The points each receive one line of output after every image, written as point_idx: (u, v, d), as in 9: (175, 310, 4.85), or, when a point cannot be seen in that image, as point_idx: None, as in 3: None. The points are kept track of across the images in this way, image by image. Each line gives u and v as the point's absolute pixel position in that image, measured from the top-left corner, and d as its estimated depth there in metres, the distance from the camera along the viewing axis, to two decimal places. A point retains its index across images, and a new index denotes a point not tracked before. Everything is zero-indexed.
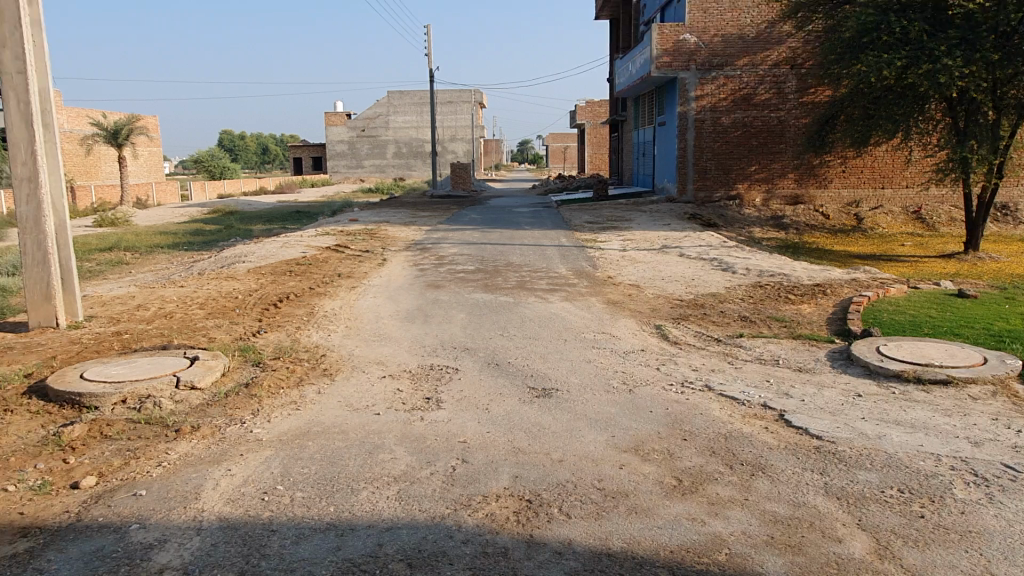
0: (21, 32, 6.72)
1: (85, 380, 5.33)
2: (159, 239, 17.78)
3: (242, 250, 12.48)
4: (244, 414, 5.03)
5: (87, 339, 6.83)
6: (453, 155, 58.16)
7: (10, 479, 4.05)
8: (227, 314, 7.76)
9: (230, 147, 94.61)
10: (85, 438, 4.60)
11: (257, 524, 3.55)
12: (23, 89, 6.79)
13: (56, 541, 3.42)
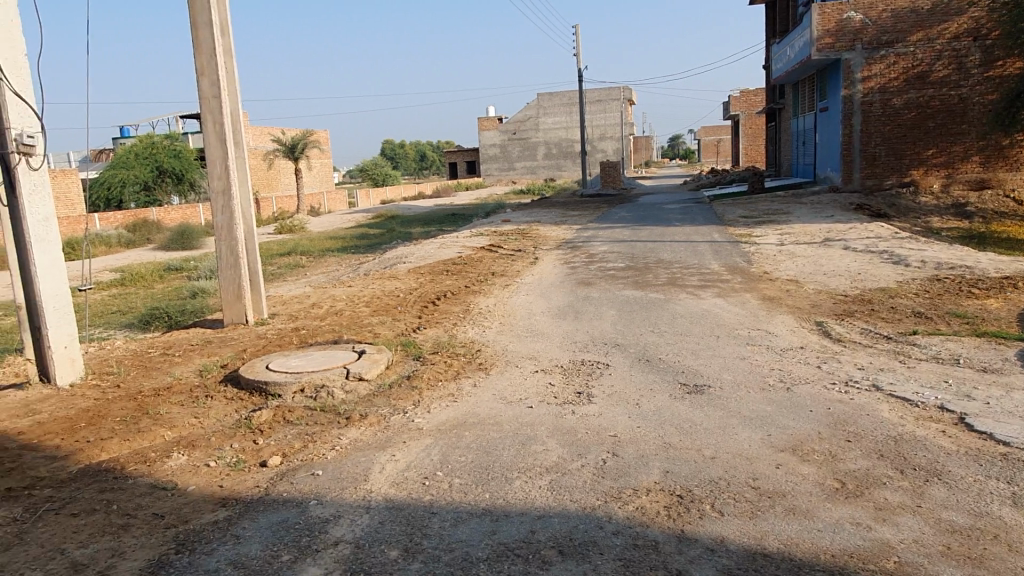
0: (216, 60, 7.54)
1: (270, 370, 5.92)
2: (331, 243, 19.24)
3: (404, 252, 13.24)
4: (406, 404, 5.37)
5: (271, 334, 7.56)
6: (603, 154, 58.07)
7: (211, 456, 4.61)
8: (390, 312, 8.29)
9: (392, 156, 100.18)
10: (271, 422, 5.13)
11: (420, 506, 3.80)
12: (218, 111, 7.62)
13: (248, 512, 3.84)
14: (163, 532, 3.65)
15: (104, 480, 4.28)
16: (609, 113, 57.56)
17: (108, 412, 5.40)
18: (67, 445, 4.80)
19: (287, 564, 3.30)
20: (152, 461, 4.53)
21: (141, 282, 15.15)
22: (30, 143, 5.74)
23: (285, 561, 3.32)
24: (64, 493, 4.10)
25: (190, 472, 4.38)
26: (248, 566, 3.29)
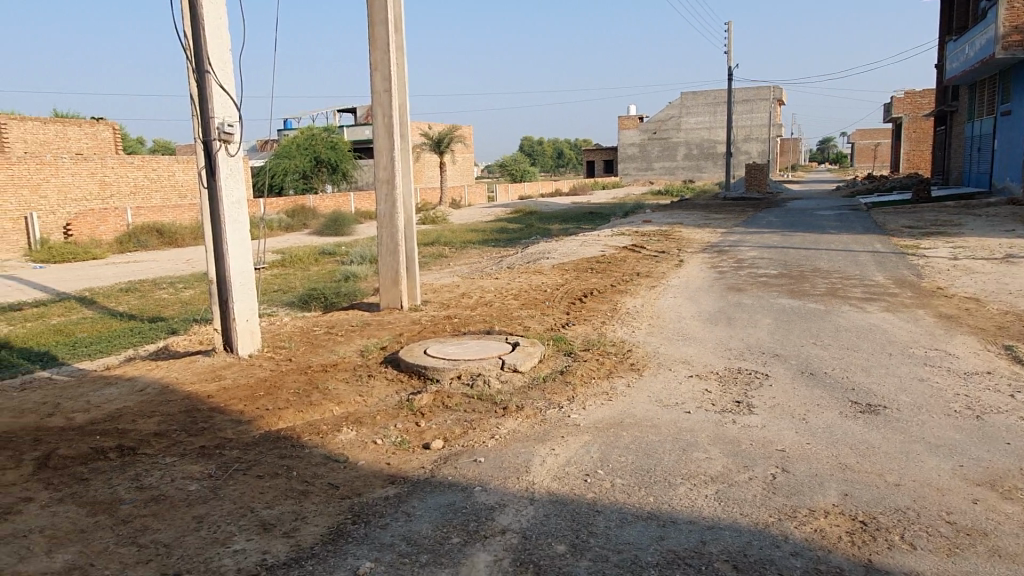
0: (388, 57, 7.91)
1: (429, 355, 6.12)
2: (473, 236, 19.76)
3: (546, 248, 13.33)
4: (561, 399, 5.38)
5: (426, 320, 7.84)
6: (747, 156, 55.94)
7: (378, 434, 4.85)
8: (538, 306, 8.34)
9: (528, 153, 101.37)
10: (431, 406, 5.31)
11: (584, 503, 3.78)
12: (388, 105, 8.01)
13: (417, 490, 3.99)
14: (339, 502, 3.88)
15: (284, 447, 4.68)
16: (756, 113, 55.30)
17: (282, 384, 5.89)
18: (250, 411, 5.31)
19: (457, 546, 3.36)
20: (325, 434, 4.87)
21: (301, 264, 16.21)
22: (229, 131, 6.28)
23: (455, 544, 3.39)
24: (250, 455, 4.54)
25: (359, 448, 4.64)
26: (420, 545, 3.39)
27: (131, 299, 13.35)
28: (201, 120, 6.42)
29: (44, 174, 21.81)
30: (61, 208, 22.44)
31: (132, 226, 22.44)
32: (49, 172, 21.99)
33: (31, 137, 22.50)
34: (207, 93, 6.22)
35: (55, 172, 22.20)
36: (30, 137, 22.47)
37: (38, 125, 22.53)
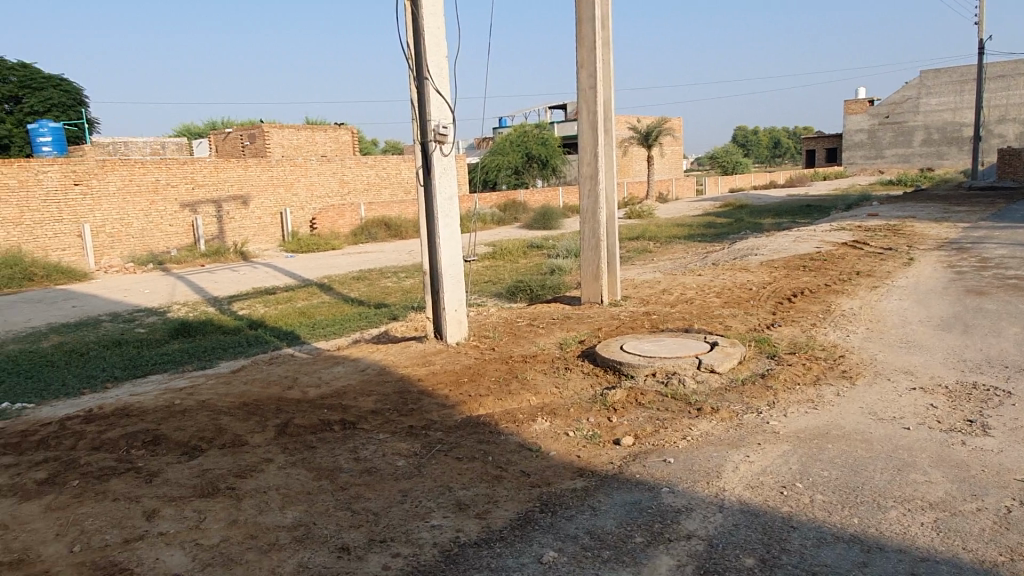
0: (595, 53, 8.06)
1: (624, 351, 6.12)
2: (678, 230, 19.33)
3: (755, 243, 12.70)
4: (761, 404, 5.13)
5: (624, 316, 7.86)
6: (1001, 139, 48.91)
7: (571, 427, 4.97)
8: (741, 305, 7.98)
9: (742, 142, 96.63)
10: (623, 402, 5.33)
11: (778, 516, 3.59)
12: (592, 101, 8.19)
13: (603, 486, 4.04)
14: (529, 490, 4.05)
15: (482, 432, 4.97)
16: (1015, 90, 48.12)
17: (484, 372, 6.24)
18: (454, 396, 5.71)
19: (640, 546, 3.36)
20: (520, 422, 5.09)
21: (509, 257, 16.91)
22: (444, 133, 6.74)
23: (638, 544, 3.39)
24: (451, 438, 4.89)
25: (551, 439, 4.79)
26: (602, 540, 3.43)
27: (361, 287, 14.74)
28: (420, 123, 6.95)
29: (296, 174, 24.46)
30: (309, 204, 24.92)
31: (364, 220, 24.80)
32: (300, 173, 24.60)
33: (287, 143, 25.50)
34: (425, 97, 6.74)
35: (305, 171, 24.75)
36: (286, 142, 25.44)
37: (291, 132, 25.48)
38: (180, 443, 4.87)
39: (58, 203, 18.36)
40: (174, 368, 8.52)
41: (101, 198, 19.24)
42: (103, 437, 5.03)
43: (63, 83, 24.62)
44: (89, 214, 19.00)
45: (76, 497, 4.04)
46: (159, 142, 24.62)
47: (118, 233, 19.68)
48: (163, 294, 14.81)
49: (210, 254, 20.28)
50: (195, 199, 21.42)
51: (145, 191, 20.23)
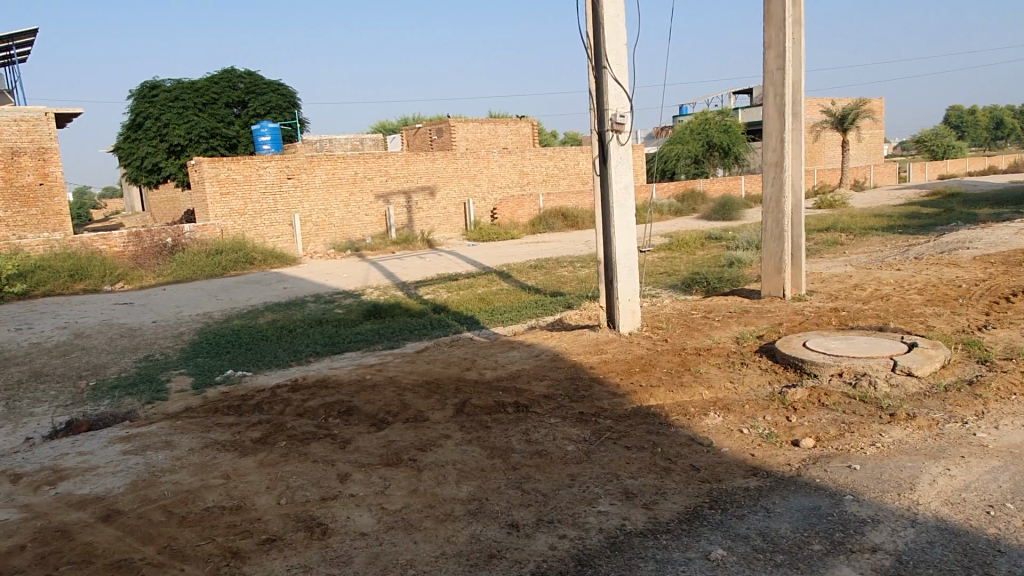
0: (784, 32, 7.74)
1: (808, 349, 5.79)
2: (875, 221, 17.81)
3: (969, 236, 11.40)
4: (967, 413, 4.63)
5: (809, 312, 7.42)
6: None
7: (746, 423, 4.80)
8: (948, 304, 7.22)
9: (956, 124, 86.57)
10: (805, 402, 5.06)
11: (981, 538, 3.23)
12: (780, 83, 7.90)
13: (779, 488, 3.87)
14: (698, 485, 3.97)
15: (653, 423, 4.94)
16: None
17: (657, 363, 6.18)
18: (625, 386, 5.72)
19: (817, 554, 3.18)
20: (692, 415, 5.01)
21: (687, 248, 16.50)
22: (621, 121, 6.76)
23: (815, 551, 3.21)
24: (621, 427, 4.91)
25: (724, 435, 4.65)
26: (776, 543, 3.29)
27: (538, 275, 15.09)
28: (598, 112, 6.99)
29: (479, 167, 25.42)
30: (491, 194, 25.77)
31: (542, 211, 25.37)
32: (483, 165, 25.53)
33: (471, 136, 26.50)
34: (603, 86, 6.78)
35: (487, 164, 25.63)
36: (470, 136, 26.44)
37: (476, 126, 26.44)
38: (369, 415, 5.31)
39: (274, 195, 20.51)
40: (366, 346, 9.27)
41: (309, 190, 21.23)
42: (306, 405, 5.61)
43: (280, 87, 27.27)
44: (299, 205, 21.04)
45: (283, 456, 4.55)
46: (358, 139, 26.63)
47: (323, 222, 21.63)
48: (359, 279, 16.10)
49: (401, 242, 21.69)
50: (388, 190, 22.97)
51: (346, 183, 22.01)
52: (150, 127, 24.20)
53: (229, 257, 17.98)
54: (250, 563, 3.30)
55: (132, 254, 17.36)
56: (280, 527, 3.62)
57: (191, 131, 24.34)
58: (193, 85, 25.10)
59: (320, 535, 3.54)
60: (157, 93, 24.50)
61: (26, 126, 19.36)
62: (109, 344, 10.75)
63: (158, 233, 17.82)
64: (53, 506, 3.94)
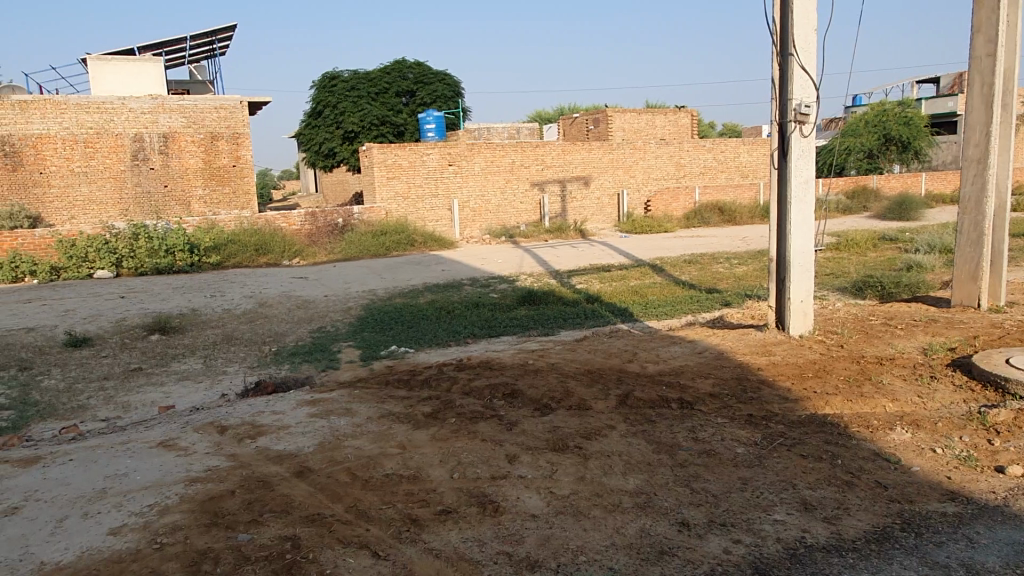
0: (997, 14, 6.98)
1: (1013, 366, 5.22)
2: None
3: None
4: None
5: (1011, 325, 6.69)
6: None
7: (938, 442, 4.40)
8: None
9: None
10: (1009, 425, 4.57)
11: None
12: (989, 71, 7.13)
13: (984, 517, 3.52)
14: (886, 504, 3.69)
15: (830, 433, 4.65)
16: None
17: (833, 369, 5.82)
18: (797, 391, 5.43)
19: None
20: (875, 428, 4.67)
21: (857, 248, 15.42)
22: (805, 112, 6.35)
23: None
24: (795, 433, 4.66)
25: (913, 453, 4.30)
26: None
27: (693, 270, 14.65)
28: (780, 102, 6.64)
29: (635, 157, 25.00)
30: (646, 186, 25.25)
31: (699, 204, 24.69)
32: (639, 156, 25.06)
33: (629, 126, 26.06)
34: (788, 75, 6.41)
35: (644, 155, 25.12)
36: (627, 126, 26.02)
37: (634, 116, 25.98)
38: (533, 400, 5.39)
39: (436, 180, 21.32)
40: (522, 332, 9.43)
41: (468, 176, 21.86)
42: (472, 385, 5.79)
43: (446, 76, 28.18)
44: (458, 190, 21.73)
45: (454, 432, 4.73)
46: (516, 128, 27.03)
47: (479, 208, 22.21)
48: (513, 265, 16.38)
49: (554, 230, 21.85)
50: (543, 179, 23.16)
51: (503, 171, 22.44)
52: (329, 113, 26.07)
53: (393, 239, 18.93)
54: (428, 530, 3.46)
55: (308, 231, 18.63)
56: (454, 500, 3.77)
57: (364, 117, 25.79)
58: (368, 76, 26.68)
59: (492, 512, 3.64)
60: (335, 83, 26.29)
61: (224, 113, 21.33)
62: (288, 314, 11.67)
63: (331, 213, 19.00)
64: (254, 458, 4.34)
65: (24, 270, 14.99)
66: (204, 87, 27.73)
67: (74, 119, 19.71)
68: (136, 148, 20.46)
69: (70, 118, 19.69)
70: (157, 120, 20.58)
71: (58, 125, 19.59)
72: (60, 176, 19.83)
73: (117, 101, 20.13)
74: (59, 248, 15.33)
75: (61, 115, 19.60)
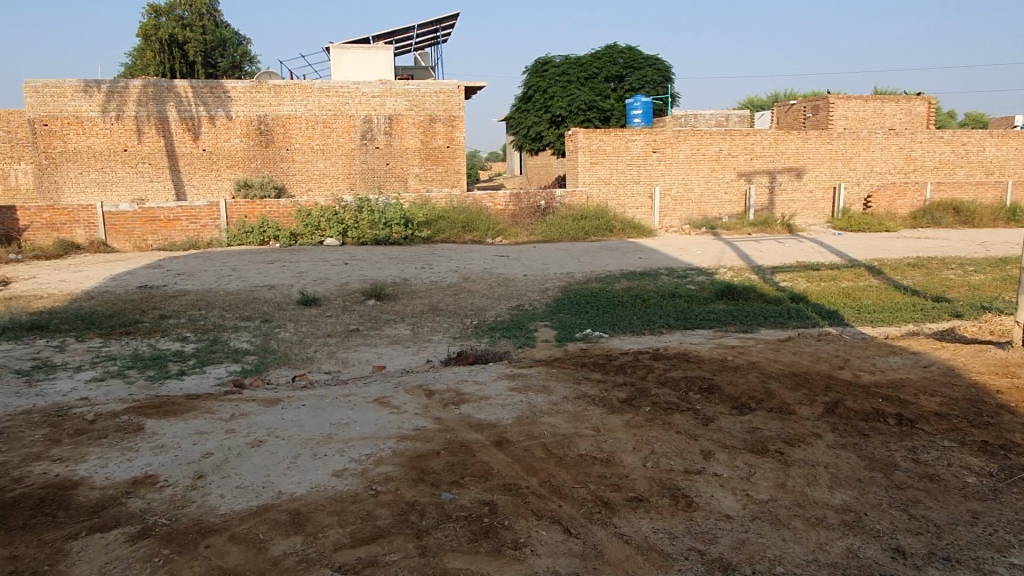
0: None
1: None
2: None
3: None
4: None
5: None
6: None
7: None
8: None
9: None
10: None
11: None
12: None
13: None
14: None
15: None
16: None
17: None
18: None
19: None
20: None
21: None
22: None
23: None
24: None
25: None
26: None
27: (918, 275, 13.20)
28: None
29: (858, 149, 22.65)
30: (868, 180, 22.93)
31: (929, 203, 22.27)
32: (863, 147, 22.69)
33: (853, 115, 23.81)
34: None
35: (869, 147, 22.73)
36: (852, 114, 23.81)
37: (861, 103, 23.73)
38: (731, 397, 5.20)
39: (639, 167, 21.10)
40: (719, 327, 9.08)
41: (672, 164, 21.32)
42: (668, 376, 5.70)
43: (657, 61, 27.55)
44: (660, 177, 21.31)
45: (648, 421, 4.70)
46: (725, 115, 25.84)
47: (681, 197, 21.60)
48: (713, 258, 15.75)
49: (759, 224, 20.77)
50: (752, 169, 21.88)
51: (710, 159, 21.57)
52: (539, 98, 26.65)
53: (592, 224, 19.04)
54: (619, 515, 3.48)
55: (511, 212, 19.21)
56: (646, 489, 3.75)
57: (573, 103, 26.03)
58: (579, 61, 26.88)
59: (685, 506, 3.57)
60: (547, 68, 26.82)
61: (444, 97, 22.60)
62: (490, 290, 12.19)
63: (534, 195, 19.38)
64: (458, 423, 4.62)
65: (269, 235, 17.02)
66: (427, 72, 29.54)
67: (316, 102, 21.91)
68: (365, 128, 22.35)
69: (313, 101, 21.93)
70: (384, 103, 22.29)
71: (303, 107, 21.90)
72: (302, 153, 22.20)
73: (352, 86, 22.04)
74: (297, 216, 17.17)
75: (307, 98, 21.89)
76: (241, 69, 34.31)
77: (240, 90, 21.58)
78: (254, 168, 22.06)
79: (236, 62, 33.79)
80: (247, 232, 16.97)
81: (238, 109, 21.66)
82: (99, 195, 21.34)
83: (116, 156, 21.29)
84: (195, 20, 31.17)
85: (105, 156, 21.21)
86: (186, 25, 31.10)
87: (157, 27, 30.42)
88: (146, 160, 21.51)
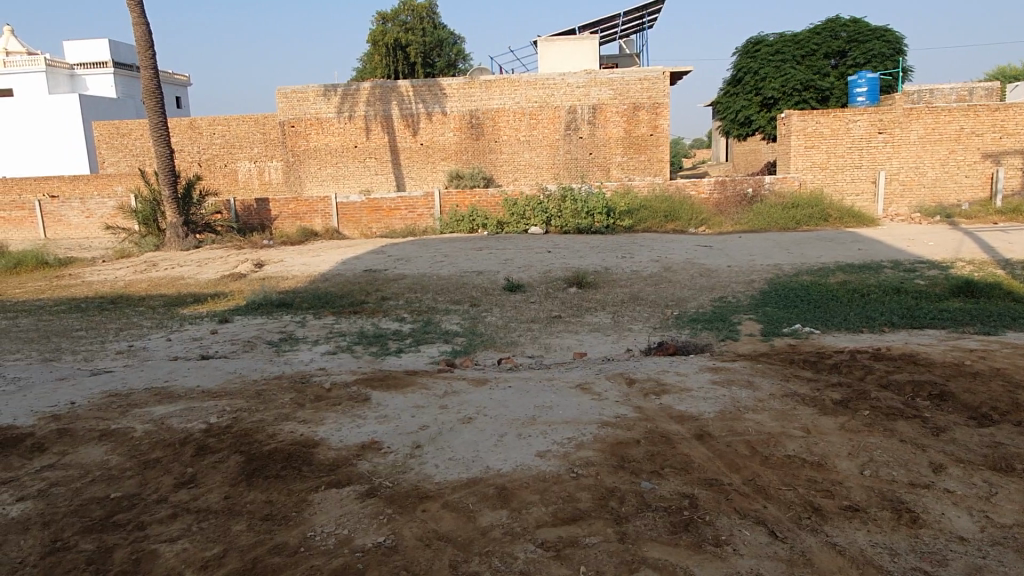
0: None
1: None
2: None
3: None
4: None
5: None
6: None
7: None
8: None
9: None
10: None
11: None
12: None
13: None
14: None
15: None
16: None
17: None
18: None
19: None
20: None
21: None
22: None
23: None
24: None
25: None
26: None
27: None
28: None
29: None
30: None
31: None
32: None
33: None
34: None
35: None
36: None
37: None
38: (968, 406, 4.65)
39: (861, 149, 19.37)
40: (954, 327, 8.12)
41: (902, 146, 19.29)
42: (891, 378, 5.23)
43: (887, 32, 24.98)
44: (886, 161, 19.39)
45: (867, 426, 4.35)
46: (968, 88, 22.81)
47: (911, 181, 19.48)
48: (948, 249, 14.06)
49: (1010, 211, 17.97)
50: (1001, 149, 19.09)
51: (948, 139, 19.19)
52: (750, 80, 25.39)
53: (805, 212, 17.81)
54: (832, 523, 3.29)
55: (716, 201, 18.49)
56: (864, 498, 3.50)
57: (787, 83, 24.50)
58: (795, 38, 25.16)
59: (909, 522, 3.28)
60: (759, 48, 25.41)
61: (647, 84, 22.27)
62: (692, 281, 11.91)
63: (741, 182, 18.45)
64: (658, 413, 4.61)
65: (478, 224, 17.92)
66: (632, 60, 29.29)
67: (524, 94, 22.61)
68: (570, 118, 22.68)
69: (520, 94, 22.66)
70: (589, 93, 22.47)
71: (512, 100, 22.71)
72: (510, 144, 23.07)
73: (558, 77, 22.47)
74: (505, 205, 17.91)
75: (515, 92, 22.66)
76: (456, 66, 36.29)
77: (454, 87, 22.88)
78: (465, 160, 23.31)
79: (452, 61, 35.78)
80: (458, 220, 18.01)
81: (452, 105, 22.98)
82: (334, 187, 23.78)
83: (348, 152, 23.55)
84: (416, 24, 33.51)
85: (339, 152, 23.56)
86: (408, 29, 33.51)
87: (384, 33, 33.21)
88: (373, 155, 23.56)
